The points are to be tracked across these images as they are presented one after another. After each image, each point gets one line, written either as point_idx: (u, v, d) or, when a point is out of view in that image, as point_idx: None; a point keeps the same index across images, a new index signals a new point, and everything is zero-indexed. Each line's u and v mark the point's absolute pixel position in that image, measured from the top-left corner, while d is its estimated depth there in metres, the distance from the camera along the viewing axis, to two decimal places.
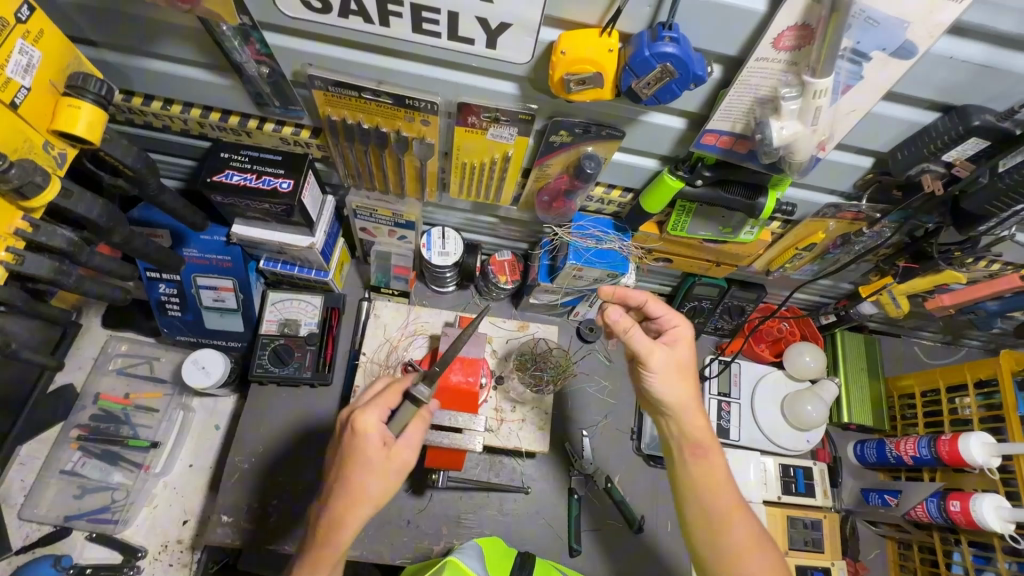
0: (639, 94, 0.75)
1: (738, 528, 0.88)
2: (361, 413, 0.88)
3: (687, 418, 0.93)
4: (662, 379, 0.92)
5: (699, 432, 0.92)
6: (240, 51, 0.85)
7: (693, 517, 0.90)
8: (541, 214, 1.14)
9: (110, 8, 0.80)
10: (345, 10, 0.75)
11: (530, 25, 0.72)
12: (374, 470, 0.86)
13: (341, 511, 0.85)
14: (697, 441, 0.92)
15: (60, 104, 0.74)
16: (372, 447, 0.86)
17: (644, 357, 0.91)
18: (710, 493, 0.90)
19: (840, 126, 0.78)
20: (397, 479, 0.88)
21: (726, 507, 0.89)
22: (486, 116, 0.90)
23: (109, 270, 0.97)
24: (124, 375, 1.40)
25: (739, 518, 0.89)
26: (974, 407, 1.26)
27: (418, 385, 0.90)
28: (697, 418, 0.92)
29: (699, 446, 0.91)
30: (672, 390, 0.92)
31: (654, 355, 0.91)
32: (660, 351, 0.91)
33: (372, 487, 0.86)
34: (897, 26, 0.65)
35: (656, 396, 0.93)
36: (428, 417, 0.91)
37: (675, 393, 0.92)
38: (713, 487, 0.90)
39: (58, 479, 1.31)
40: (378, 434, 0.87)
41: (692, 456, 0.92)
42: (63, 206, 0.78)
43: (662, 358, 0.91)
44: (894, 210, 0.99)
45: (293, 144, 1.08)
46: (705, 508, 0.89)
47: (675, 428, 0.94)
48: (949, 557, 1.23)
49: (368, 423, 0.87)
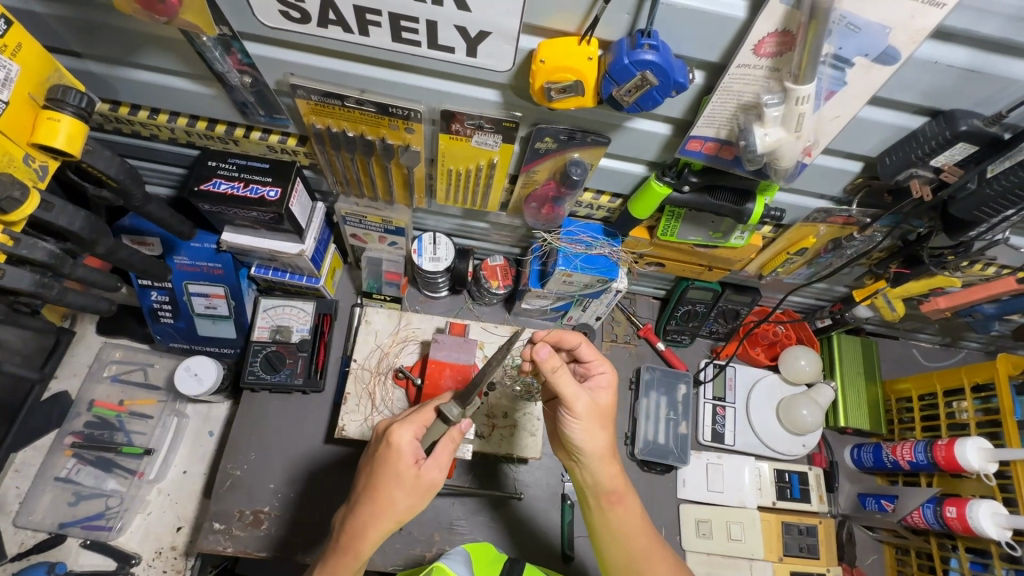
0: (620, 102, 0.75)
1: (659, 566, 0.92)
2: (396, 427, 0.85)
3: (603, 469, 0.91)
4: (583, 427, 0.89)
5: (611, 481, 0.91)
6: (222, 61, 0.85)
7: (615, 559, 0.93)
8: (531, 220, 1.14)
9: (92, 20, 0.81)
10: (324, 20, 0.74)
11: (508, 34, 0.72)
12: (403, 486, 0.84)
13: (365, 524, 0.84)
14: (609, 491, 0.92)
15: (40, 118, 0.74)
16: (403, 464, 0.84)
17: (567, 403, 0.87)
18: (627, 538, 0.92)
19: (826, 132, 0.77)
20: (423, 497, 0.86)
21: (643, 551, 0.92)
22: (470, 124, 0.90)
23: (95, 280, 0.97)
24: (119, 382, 1.41)
25: (658, 560, 0.92)
26: (971, 411, 1.25)
27: (451, 404, 0.86)
28: (609, 469, 0.91)
29: (612, 494, 0.92)
30: (590, 440, 0.90)
31: (579, 402, 0.87)
32: (583, 399, 0.87)
33: (401, 503, 0.84)
34: (879, 32, 0.64)
35: (574, 443, 0.90)
36: (459, 437, 0.86)
37: (594, 442, 0.90)
38: (629, 533, 0.92)
39: (53, 486, 1.31)
40: (410, 451, 0.84)
41: (607, 504, 0.92)
42: (45, 219, 0.79)
43: (583, 406, 0.88)
44: (885, 215, 0.98)
45: (281, 152, 1.08)
46: (625, 553, 0.92)
47: (588, 477, 0.93)
48: (946, 563, 1.22)
49: (402, 440, 0.84)
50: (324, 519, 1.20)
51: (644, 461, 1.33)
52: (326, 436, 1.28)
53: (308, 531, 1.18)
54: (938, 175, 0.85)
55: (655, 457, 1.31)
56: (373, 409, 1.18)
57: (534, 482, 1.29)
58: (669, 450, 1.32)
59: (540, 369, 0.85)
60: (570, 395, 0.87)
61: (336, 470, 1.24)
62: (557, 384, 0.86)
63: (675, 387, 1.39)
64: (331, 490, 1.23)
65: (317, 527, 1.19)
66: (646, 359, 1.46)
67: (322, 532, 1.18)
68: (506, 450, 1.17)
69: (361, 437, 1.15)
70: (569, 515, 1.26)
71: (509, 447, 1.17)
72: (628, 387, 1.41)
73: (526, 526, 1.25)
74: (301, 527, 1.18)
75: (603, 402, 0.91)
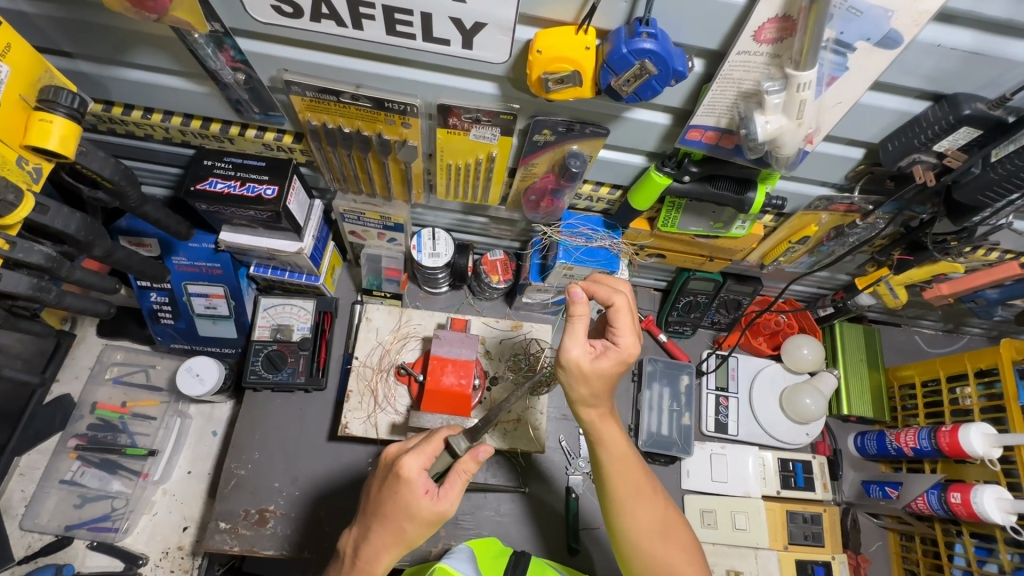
0: (618, 92, 0.74)
1: (650, 509, 0.90)
2: (403, 457, 0.84)
3: (586, 412, 0.89)
4: (570, 376, 0.85)
5: (597, 424, 0.89)
6: (215, 58, 0.84)
7: (609, 502, 0.91)
8: (530, 214, 1.13)
9: (85, 21, 0.80)
10: (316, 15, 0.73)
11: (504, 25, 0.71)
12: (415, 517, 0.84)
13: (379, 550, 0.87)
14: (595, 433, 0.90)
15: (32, 119, 0.73)
16: (413, 496, 0.83)
17: (564, 352, 0.83)
18: (618, 478, 0.90)
19: (827, 118, 0.76)
20: (432, 526, 0.87)
21: (635, 489, 0.90)
22: (468, 117, 0.89)
23: (92, 284, 0.96)
24: (121, 383, 1.40)
25: (648, 500, 0.91)
26: (974, 397, 1.24)
27: (459, 436, 0.87)
28: (596, 412, 0.89)
29: (599, 436, 0.90)
30: (579, 390, 0.86)
31: (575, 353, 0.82)
32: (580, 350, 0.82)
33: (411, 533, 0.85)
34: (881, 16, 0.63)
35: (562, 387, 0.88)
36: (473, 469, 0.85)
37: (582, 391, 0.86)
38: (620, 470, 0.90)
39: (59, 489, 1.31)
40: (421, 482, 0.84)
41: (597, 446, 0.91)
42: (40, 222, 0.79)
43: (578, 355, 0.82)
44: (888, 202, 0.97)
45: (277, 149, 1.07)
46: (616, 494, 0.90)
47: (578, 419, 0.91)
48: (951, 548, 1.22)
49: (412, 471, 0.84)
50: (329, 517, 1.20)
51: (648, 453, 1.33)
52: (329, 434, 1.27)
53: (314, 529, 1.18)
54: (942, 161, 0.84)
55: (659, 449, 1.31)
56: (377, 406, 1.18)
57: (539, 476, 1.30)
58: (673, 441, 1.33)
59: (577, 306, 0.79)
60: (573, 340, 0.82)
61: (343, 469, 1.24)
62: (574, 328, 0.81)
63: (678, 378, 1.39)
64: (336, 488, 1.22)
65: (323, 525, 1.19)
66: (648, 351, 1.45)
67: (328, 530, 1.18)
68: (510, 444, 1.18)
69: (364, 435, 1.16)
70: (574, 507, 1.26)
71: (513, 442, 1.18)
72: (631, 379, 1.41)
73: (530, 519, 1.26)
74: (305, 527, 1.18)
75: (601, 367, 0.83)
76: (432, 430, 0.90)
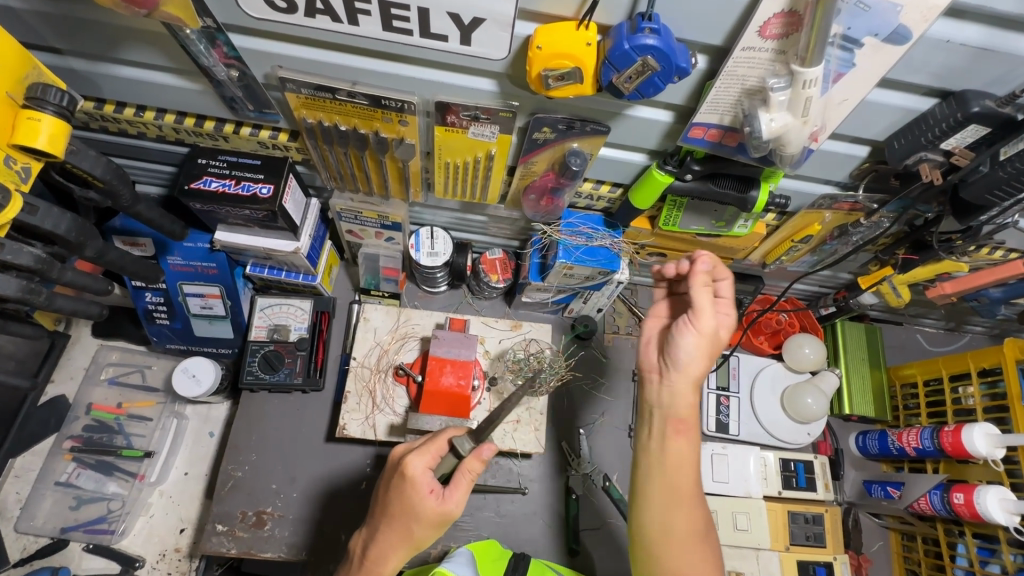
0: (620, 89, 0.72)
1: (683, 517, 0.85)
2: (407, 458, 0.85)
3: (682, 390, 0.88)
4: (692, 343, 0.87)
5: (684, 409, 0.88)
6: (207, 55, 0.82)
7: (651, 490, 0.87)
8: (530, 213, 1.12)
9: (73, 16, 0.78)
10: (311, 10, 0.71)
11: (503, 20, 0.69)
12: (420, 518, 0.83)
13: (386, 551, 0.85)
14: (678, 417, 0.88)
15: (20, 117, 0.72)
16: (417, 495, 0.83)
17: (698, 314, 0.87)
18: (676, 477, 0.87)
19: (832, 116, 0.75)
20: (439, 528, 0.86)
21: (686, 490, 0.86)
22: (466, 115, 0.87)
23: (84, 285, 0.95)
24: (116, 384, 1.39)
25: (687, 508, 0.86)
26: (977, 396, 1.23)
27: (464, 437, 0.86)
28: (690, 396, 0.88)
29: (681, 422, 0.88)
30: (692, 361, 0.88)
31: (705, 318, 0.86)
32: (711, 318, 0.86)
33: (420, 532, 0.85)
34: (889, 11, 0.62)
35: (675, 348, 0.88)
36: (477, 468, 0.85)
37: (695, 367, 0.88)
38: (681, 471, 0.87)
39: (54, 491, 1.30)
40: (426, 480, 0.84)
41: (671, 432, 0.88)
42: (29, 222, 0.77)
43: (710, 325, 0.87)
44: (892, 200, 0.95)
45: (272, 147, 1.05)
46: (666, 484, 0.87)
47: (663, 396, 0.89)
48: (954, 549, 1.22)
49: (416, 470, 0.84)
50: (327, 519, 1.19)
51: None
52: (327, 436, 1.26)
53: (312, 530, 1.17)
54: (948, 159, 0.82)
55: None
56: (375, 407, 1.17)
57: (539, 477, 1.29)
58: None
59: (696, 273, 0.88)
60: (704, 311, 0.86)
61: (340, 470, 1.23)
62: (699, 293, 0.86)
63: None
64: (335, 490, 1.21)
65: (321, 527, 1.18)
66: None
67: (326, 532, 1.17)
68: (511, 445, 1.17)
69: (362, 436, 1.15)
70: (575, 508, 1.25)
71: (513, 443, 1.17)
72: (631, 379, 1.40)
73: (531, 519, 1.25)
74: (304, 529, 1.17)
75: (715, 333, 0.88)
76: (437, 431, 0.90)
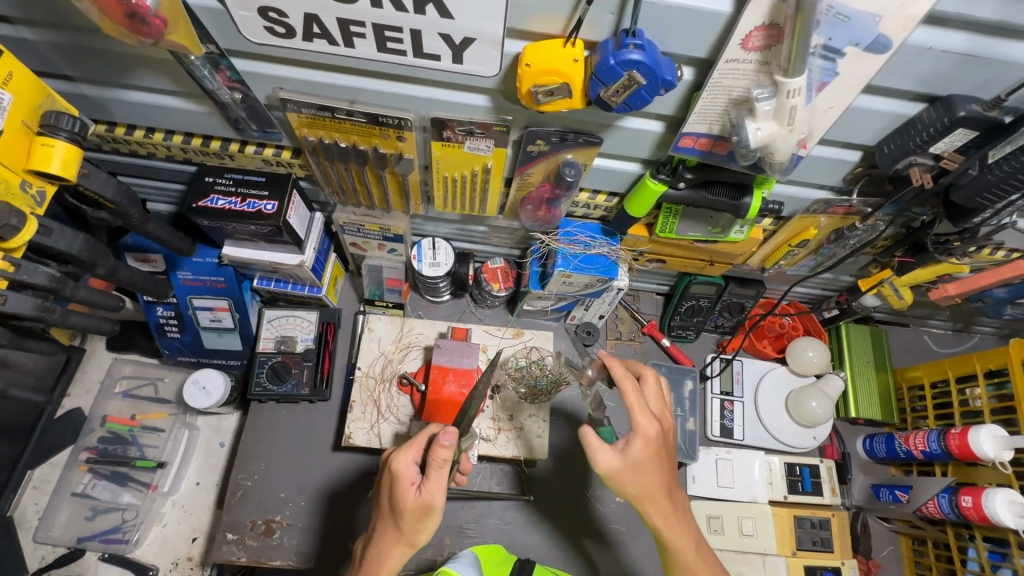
0: (609, 102, 0.74)
1: None
2: (395, 455, 0.87)
3: (642, 480, 0.86)
4: (621, 477, 0.86)
5: (651, 487, 0.87)
6: (211, 79, 0.85)
7: None
8: (528, 222, 1.13)
9: (84, 46, 0.82)
10: (309, 34, 0.74)
11: (492, 40, 0.71)
12: (404, 511, 0.85)
13: (382, 552, 0.87)
14: (650, 495, 0.87)
15: (35, 144, 0.76)
16: (400, 489, 0.85)
17: (594, 454, 0.86)
18: (699, 565, 0.90)
19: (819, 123, 0.76)
20: (428, 521, 0.85)
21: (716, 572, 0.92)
22: (462, 130, 0.89)
23: (96, 302, 0.98)
24: (130, 397, 1.42)
25: None
26: (984, 398, 1.23)
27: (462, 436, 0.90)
28: (653, 475, 0.86)
29: (651, 500, 0.87)
30: (631, 487, 0.86)
31: (603, 455, 0.85)
32: (606, 452, 0.85)
33: (408, 528, 0.86)
34: (868, 21, 0.63)
35: (619, 489, 0.87)
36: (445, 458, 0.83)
37: (637, 487, 0.86)
38: (702, 560, 0.91)
39: (71, 502, 1.34)
40: (406, 473, 0.85)
41: (670, 522, 0.89)
42: (44, 243, 0.80)
43: (610, 460, 0.85)
44: (887, 204, 0.96)
45: (276, 164, 1.08)
46: None
47: (638, 488, 0.87)
48: (964, 553, 1.20)
49: (400, 465, 0.86)
50: (335, 525, 1.21)
51: None
52: (334, 445, 1.29)
53: (320, 537, 1.20)
54: (938, 163, 0.83)
55: None
56: (379, 417, 1.19)
57: (543, 485, 1.30)
58: (678, 447, 1.32)
59: (589, 439, 0.86)
60: (601, 449, 0.86)
61: (348, 479, 1.25)
62: (598, 451, 0.85)
63: (681, 383, 1.38)
64: (343, 496, 1.24)
65: (330, 534, 1.20)
66: (652, 356, 1.44)
67: (334, 538, 1.20)
68: (514, 454, 1.18)
69: (368, 445, 1.17)
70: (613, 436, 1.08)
71: (516, 451, 1.18)
72: None
73: (537, 526, 1.26)
74: (311, 537, 1.19)
75: (646, 442, 0.85)
76: (424, 427, 0.92)
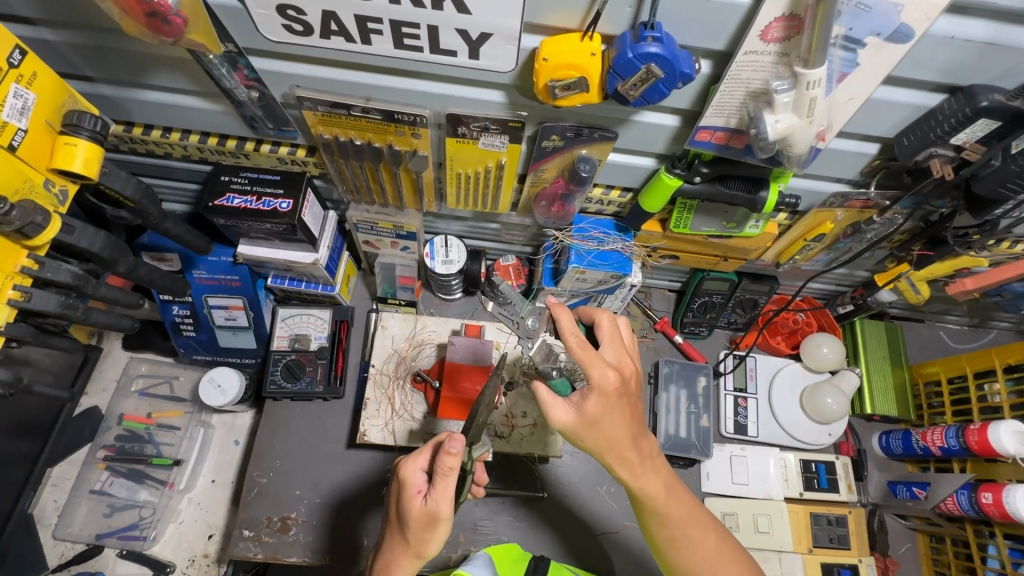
0: (626, 96, 0.74)
1: (706, 538, 0.89)
2: (405, 461, 0.87)
3: (605, 434, 0.79)
4: (580, 433, 0.80)
5: (617, 441, 0.80)
6: (229, 78, 0.86)
7: (664, 535, 0.89)
8: (541, 219, 1.14)
9: (103, 45, 0.83)
10: (326, 31, 0.75)
11: (509, 34, 0.71)
12: (411, 519, 0.83)
13: (391, 560, 0.86)
14: (616, 448, 0.81)
15: (58, 143, 0.77)
16: (407, 497, 0.83)
17: (548, 411, 0.79)
18: (672, 506, 0.88)
19: (838, 116, 0.75)
20: (435, 532, 0.82)
21: (690, 517, 0.89)
22: (476, 126, 0.89)
23: (115, 300, 0.99)
24: (146, 396, 1.44)
25: (704, 528, 0.89)
26: (1004, 393, 1.21)
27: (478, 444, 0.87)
28: (617, 427, 0.79)
29: (616, 453, 0.82)
30: (593, 442, 0.80)
31: (558, 410, 0.79)
32: (562, 407, 0.79)
33: (414, 538, 0.83)
34: (890, 10, 0.62)
35: (580, 443, 0.82)
36: (451, 470, 0.79)
37: (599, 444, 0.81)
38: (673, 502, 0.88)
39: (89, 499, 1.35)
40: (414, 480, 0.84)
41: (637, 471, 0.84)
42: (67, 241, 0.81)
43: (565, 415, 0.79)
44: (905, 196, 0.96)
45: (291, 163, 1.09)
46: (670, 528, 0.89)
47: (601, 442, 0.80)
48: (984, 550, 1.19)
49: (407, 471, 0.85)
50: (350, 522, 1.21)
51: (666, 456, 1.32)
52: (348, 442, 1.29)
53: (335, 534, 1.20)
54: (959, 154, 0.82)
55: (678, 452, 1.30)
56: (393, 414, 1.19)
57: (556, 481, 1.30)
58: (691, 443, 1.32)
59: (541, 397, 0.79)
60: (554, 405, 0.79)
61: (362, 476, 1.26)
62: (552, 406, 0.79)
63: (694, 380, 1.38)
64: (358, 493, 1.24)
65: (344, 531, 1.20)
66: (665, 353, 1.44)
67: (348, 535, 1.20)
68: (527, 449, 1.18)
69: (383, 442, 1.17)
70: (567, 390, 0.86)
71: (529, 447, 1.18)
72: (647, 382, 1.40)
73: (551, 523, 1.26)
74: (326, 533, 1.20)
75: (603, 396, 0.77)
76: (436, 435, 0.90)
